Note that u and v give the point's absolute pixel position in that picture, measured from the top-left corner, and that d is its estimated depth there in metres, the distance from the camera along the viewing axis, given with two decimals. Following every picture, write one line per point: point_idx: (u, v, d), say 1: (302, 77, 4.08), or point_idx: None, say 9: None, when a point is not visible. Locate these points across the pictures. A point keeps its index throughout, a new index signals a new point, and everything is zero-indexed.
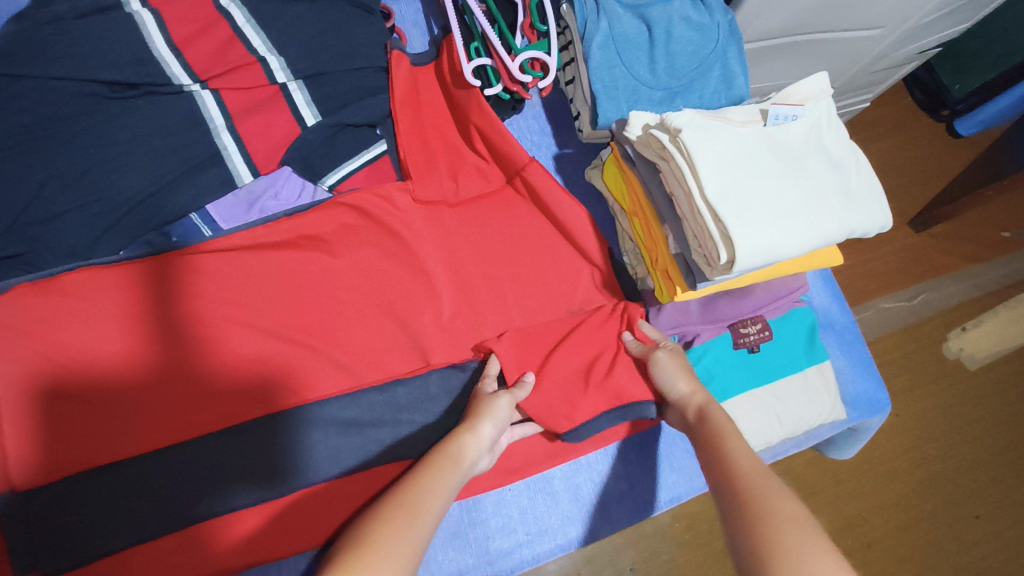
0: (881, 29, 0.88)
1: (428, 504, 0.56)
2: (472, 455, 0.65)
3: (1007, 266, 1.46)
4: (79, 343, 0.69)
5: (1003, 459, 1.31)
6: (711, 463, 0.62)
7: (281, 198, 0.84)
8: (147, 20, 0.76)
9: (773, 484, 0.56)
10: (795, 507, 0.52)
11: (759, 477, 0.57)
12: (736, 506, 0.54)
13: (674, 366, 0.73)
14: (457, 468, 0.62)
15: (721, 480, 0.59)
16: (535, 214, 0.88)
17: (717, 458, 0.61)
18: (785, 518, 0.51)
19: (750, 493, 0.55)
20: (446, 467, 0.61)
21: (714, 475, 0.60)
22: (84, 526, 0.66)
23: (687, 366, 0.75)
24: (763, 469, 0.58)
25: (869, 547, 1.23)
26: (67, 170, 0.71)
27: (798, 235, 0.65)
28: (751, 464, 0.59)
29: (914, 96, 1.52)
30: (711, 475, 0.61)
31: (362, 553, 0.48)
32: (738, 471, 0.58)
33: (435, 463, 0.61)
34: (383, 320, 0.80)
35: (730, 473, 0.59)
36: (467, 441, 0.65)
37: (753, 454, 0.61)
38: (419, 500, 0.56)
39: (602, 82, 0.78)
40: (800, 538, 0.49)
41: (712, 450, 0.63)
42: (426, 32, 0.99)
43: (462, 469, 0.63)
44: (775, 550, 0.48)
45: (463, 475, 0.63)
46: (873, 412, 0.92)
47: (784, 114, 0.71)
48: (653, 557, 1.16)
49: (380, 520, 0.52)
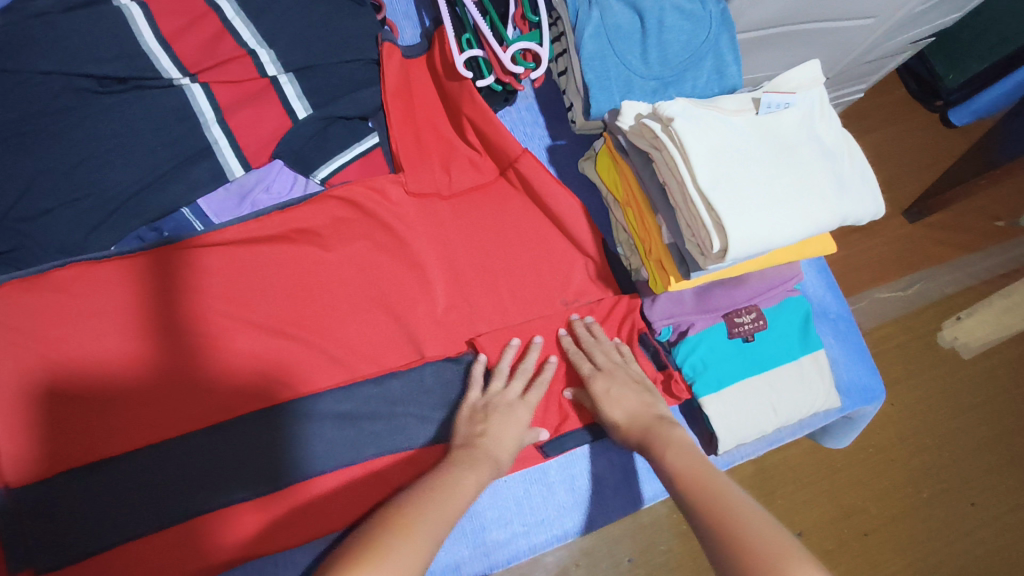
0: (873, 19, 0.88)
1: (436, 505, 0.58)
2: (470, 492, 0.62)
3: (1000, 256, 1.47)
4: (72, 339, 0.69)
5: (996, 447, 1.32)
6: (689, 501, 0.57)
7: (272, 191, 0.83)
8: (135, 14, 0.75)
9: (757, 517, 0.52)
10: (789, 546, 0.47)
11: (743, 512, 0.53)
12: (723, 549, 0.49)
13: (625, 396, 0.74)
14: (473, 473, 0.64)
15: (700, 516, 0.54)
16: (528, 206, 0.87)
17: (700, 495, 0.57)
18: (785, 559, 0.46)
19: (737, 529, 0.50)
20: (442, 499, 0.59)
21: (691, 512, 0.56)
22: (79, 522, 0.66)
23: (614, 414, 0.73)
24: (754, 504, 0.54)
25: (865, 535, 1.23)
26: (58, 166, 0.71)
27: (790, 223, 0.65)
28: (734, 497, 0.55)
29: (907, 87, 1.53)
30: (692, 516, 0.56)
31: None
32: (717, 506, 0.54)
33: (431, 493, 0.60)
34: (377, 313, 0.80)
35: (710, 510, 0.54)
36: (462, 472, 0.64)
37: (736, 488, 0.57)
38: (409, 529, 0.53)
39: (593, 72, 0.78)
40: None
41: (692, 488, 0.58)
42: (417, 25, 0.98)
43: (462, 498, 0.61)
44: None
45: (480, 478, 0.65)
46: (867, 401, 0.93)
47: (776, 103, 0.71)
48: (650, 548, 1.17)
49: (373, 549, 0.50)
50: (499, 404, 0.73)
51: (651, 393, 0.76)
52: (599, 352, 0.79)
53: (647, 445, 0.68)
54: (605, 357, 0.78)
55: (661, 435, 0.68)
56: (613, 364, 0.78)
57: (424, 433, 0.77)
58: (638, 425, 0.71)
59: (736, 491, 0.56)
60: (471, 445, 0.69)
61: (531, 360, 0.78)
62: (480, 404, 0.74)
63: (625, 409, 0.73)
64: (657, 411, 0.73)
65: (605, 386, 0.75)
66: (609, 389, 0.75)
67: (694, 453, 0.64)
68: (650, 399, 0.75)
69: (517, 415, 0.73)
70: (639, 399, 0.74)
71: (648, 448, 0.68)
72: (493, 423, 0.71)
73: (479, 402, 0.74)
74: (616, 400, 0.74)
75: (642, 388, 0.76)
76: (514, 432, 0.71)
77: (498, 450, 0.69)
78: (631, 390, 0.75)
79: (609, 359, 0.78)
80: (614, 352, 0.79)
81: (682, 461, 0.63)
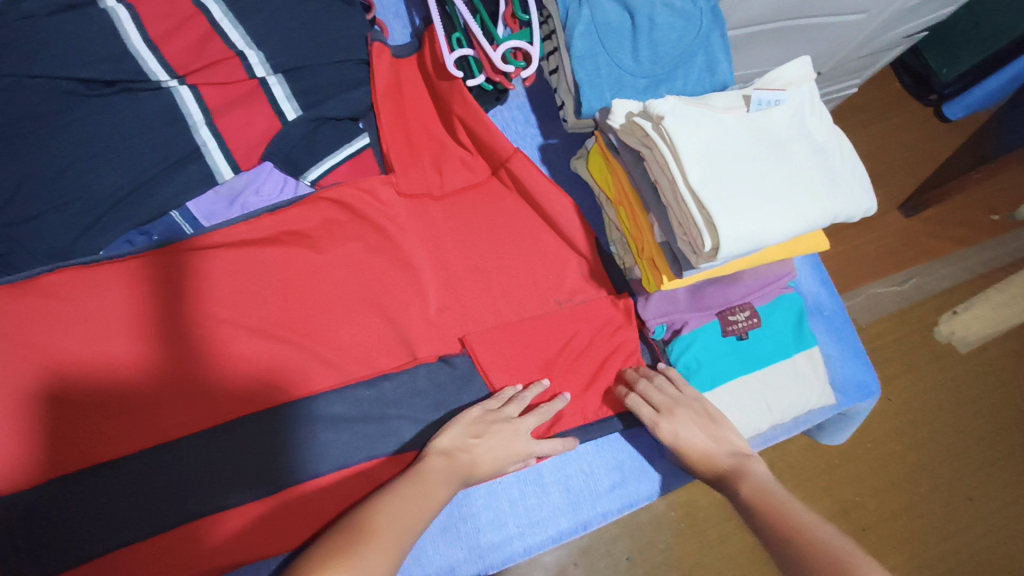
0: (865, 14, 0.87)
1: (413, 500, 0.61)
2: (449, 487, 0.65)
3: (995, 250, 1.47)
4: (60, 344, 0.68)
5: (993, 440, 1.32)
6: (773, 531, 0.58)
7: (262, 193, 0.84)
8: (122, 16, 0.74)
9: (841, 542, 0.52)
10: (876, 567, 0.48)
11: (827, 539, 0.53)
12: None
13: (693, 434, 0.73)
14: (453, 468, 0.67)
15: (784, 545, 0.55)
16: (520, 205, 0.87)
17: (779, 529, 0.57)
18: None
19: (812, 548, 0.53)
20: (433, 482, 0.64)
21: (775, 543, 0.57)
22: (70, 529, 0.66)
23: (686, 453, 0.73)
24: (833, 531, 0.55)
25: (863, 531, 1.23)
26: (45, 170, 0.71)
27: (780, 221, 0.64)
28: (812, 527, 0.56)
29: (902, 81, 1.53)
30: (774, 547, 0.56)
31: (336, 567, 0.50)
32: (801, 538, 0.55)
33: (410, 503, 0.61)
34: (370, 315, 0.79)
35: (793, 541, 0.55)
36: (444, 483, 0.65)
37: (812, 518, 0.57)
38: (377, 549, 0.54)
39: (585, 71, 0.77)
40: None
41: (770, 521, 0.59)
42: (407, 24, 0.98)
43: (431, 509, 0.63)
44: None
45: (460, 472, 0.68)
46: (862, 397, 0.92)
47: (766, 100, 0.70)
48: (648, 546, 1.17)
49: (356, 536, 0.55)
50: (497, 420, 0.73)
51: (718, 423, 0.75)
52: (656, 394, 0.76)
53: (722, 482, 0.69)
54: (663, 396, 0.76)
55: (733, 471, 0.69)
56: (675, 402, 0.75)
57: (417, 435, 0.77)
58: (712, 465, 0.71)
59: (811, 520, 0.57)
60: (452, 447, 0.69)
61: (551, 407, 0.77)
62: (485, 413, 0.74)
63: (695, 450, 0.73)
64: (727, 442, 0.73)
65: (672, 429, 0.74)
66: (677, 430, 0.73)
67: (767, 484, 0.65)
68: (720, 430, 0.74)
69: (512, 434, 0.73)
70: (707, 436, 0.73)
71: (725, 486, 0.69)
72: (490, 435, 0.72)
73: (480, 413, 0.74)
74: (685, 441, 0.73)
75: (708, 420, 0.75)
76: (505, 448, 0.72)
77: (471, 463, 0.69)
78: (698, 427, 0.74)
79: (667, 397, 0.76)
80: (673, 389, 0.77)
81: (758, 495, 0.63)
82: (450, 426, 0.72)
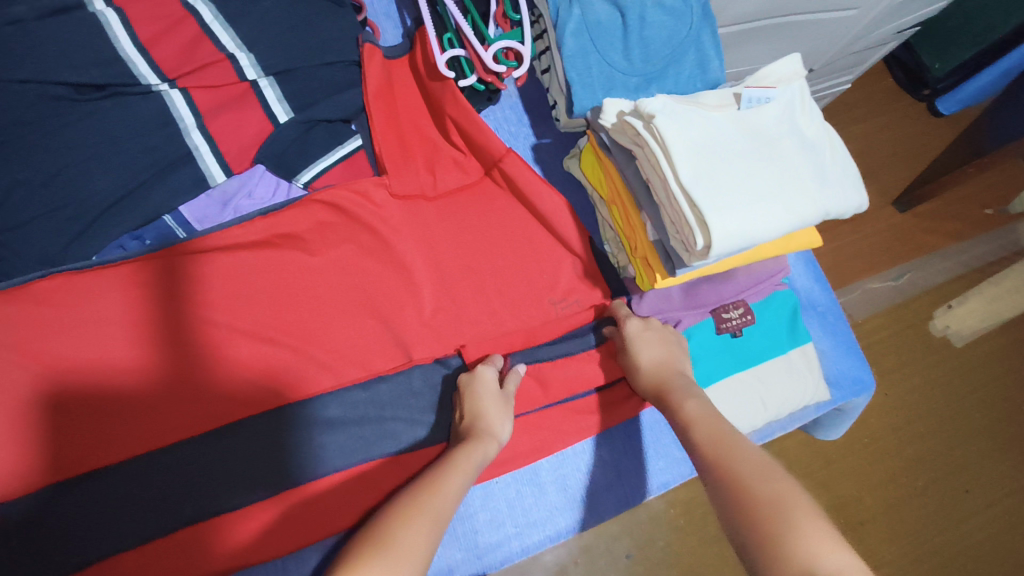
0: (855, 11, 0.88)
1: (445, 481, 0.61)
2: (476, 462, 0.65)
3: (988, 244, 1.48)
4: (53, 350, 0.68)
5: (989, 433, 1.33)
6: (703, 461, 0.59)
7: (254, 197, 0.83)
8: (111, 20, 0.74)
9: (767, 476, 0.53)
10: (802, 514, 0.48)
11: (757, 466, 0.55)
12: (745, 520, 0.50)
13: (654, 337, 0.77)
14: (479, 443, 0.67)
15: (720, 485, 0.55)
16: (514, 205, 0.87)
17: (717, 460, 0.58)
18: (797, 507, 0.49)
19: (749, 489, 0.52)
20: (456, 465, 0.63)
21: (707, 471, 0.58)
22: (66, 534, 0.66)
23: (642, 353, 0.76)
24: (764, 459, 0.56)
25: (862, 524, 1.24)
26: (36, 176, 0.71)
27: (773, 216, 0.65)
28: (745, 452, 0.57)
29: (894, 76, 1.53)
30: (712, 485, 0.56)
31: (367, 558, 0.49)
32: (730, 461, 0.57)
33: (421, 500, 0.58)
34: (364, 317, 0.79)
35: (721, 467, 0.57)
36: (455, 472, 0.62)
37: (750, 444, 0.59)
38: (409, 532, 0.53)
39: (576, 71, 0.77)
40: (804, 519, 0.47)
41: (710, 453, 0.59)
42: (399, 25, 0.97)
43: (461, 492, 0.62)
44: (786, 541, 0.46)
45: (487, 446, 0.68)
46: (858, 392, 0.93)
47: (757, 97, 0.71)
48: (647, 544, 1.17)
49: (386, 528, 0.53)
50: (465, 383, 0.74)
51: (681, 349, 0.78)
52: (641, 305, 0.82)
53: (665, 395, 0.71)
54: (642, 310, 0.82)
55: (679, 385, 0.71)
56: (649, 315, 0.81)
57: (416, 437, 0.78)
58: (659, 373, 0.74)
59: (748, 446, 0.59)
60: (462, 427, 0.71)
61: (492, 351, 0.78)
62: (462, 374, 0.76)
63: (649, 353, 0.76)
64: (681, 367, 0.76)
65: (640, 326, 0.78)
66: (642, 331, 0.78)
67: (711, 407, 0.67)
68: (676, 351, 0.77)
69: (479, 379, 0.73)
70: (667, 346, 0.77)
71: (668, 395, 0.70)
72: (465, 401, 0.73)
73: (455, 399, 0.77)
74: (645, 342, 0.77)
75: (671, 339, 0.78)
76: (490, 401, 0.72)
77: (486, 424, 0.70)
78: (661, 338, 0.78)
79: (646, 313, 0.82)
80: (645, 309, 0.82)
81: (702, 415, 0.65)
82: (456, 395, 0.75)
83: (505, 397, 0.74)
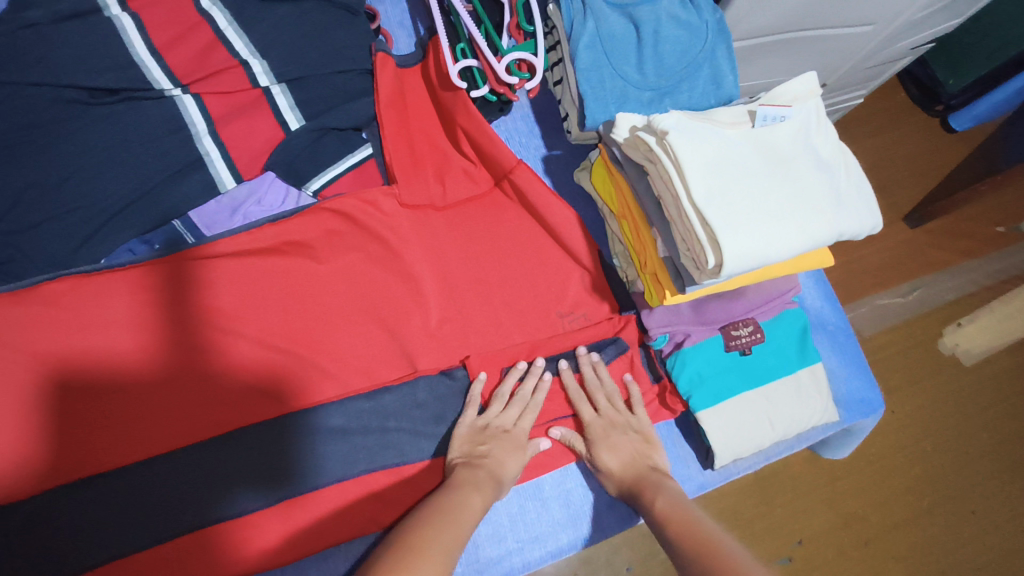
0: (871, 27, 0.87)
1: (460, 514, 0.61)
2: (485, 499, 0.66)
3: (1000, 262, 1.46)
4: (60, 353, 0.68)
5: (998, 454, 1.31)
6: (674, 544, 0.59)
7: (264, 204, 0.84)
8: (127, 25, 0.75)
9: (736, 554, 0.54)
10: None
11: (731, 548, 0.55)
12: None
13: (617, 440, 0.75)
14: (488, 481, 0.68)
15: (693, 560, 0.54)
16: (523, 216, 0.87)
17: (691, 542, 0.58)
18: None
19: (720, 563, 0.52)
20: (467, 499, 0.64)
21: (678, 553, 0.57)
22: (65, 540, 0.65)
23: (608, 458, 0.74)
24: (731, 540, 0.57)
25: (866, 544, 1.22)
26: (49, 179, 0.71)
27: (786, 238, 0.64)
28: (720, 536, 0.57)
29: (907, 91, 1.52)
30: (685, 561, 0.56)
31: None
32: (705, 541, 0.57)
33: (433, 528, 0.58)
34: (370, 326, 0.79)
35: (695, 545, 0.57)
36: (467, 507, 0.63)
37: (716, 528, 0.59)
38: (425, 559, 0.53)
39: (589, 83, 0.77)
40: None
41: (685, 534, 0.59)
42: (412, 33, 0.97)
43: (470, 525, 0.62)
44: None
45: (495, 482, 0.69)
46: (866, 413, 0.92)
47: (771, 115, 0.71)
48: (649, 557, 1.16)
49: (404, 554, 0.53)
50: (499, 424, 0.75)
51: (648, 441, 0.77)
52: (602, 396, 0.79)
53: (637, 493, 0.70)
54: (605, 399, 0.79)
55: (651, 483, 0.70)
56: (613, 409, 0.78)
57: (419, 448, 0.77)
58: (629, 475, 0.73)
59: (714, 529, 0.59)
60: (472, 463, 0.70)
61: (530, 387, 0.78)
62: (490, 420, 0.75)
63: (614, 458, 0.74)
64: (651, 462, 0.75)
65: (603, 431, 0.76)
66: (607, 435, 0.76)
67: (684, 502, 0.66)
68: (645, 448, 0.76)
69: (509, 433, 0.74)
70: (633, 446, 0.75)
71: (640, 496, 0.69)
72: (482, 442, 0.73)
73: (479, 422, 0.75)
74: (610, 448, 0.75)
75: (639, 436, 0.77)
76: (511, 452, 0.73)
77: (501, 470, 0.70)
78: (627, 438, 0.76)
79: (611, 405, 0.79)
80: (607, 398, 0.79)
81: (673, 509, 0.64)
82: (472, 437, 0.74)
83: (520, 444, 0.74)
